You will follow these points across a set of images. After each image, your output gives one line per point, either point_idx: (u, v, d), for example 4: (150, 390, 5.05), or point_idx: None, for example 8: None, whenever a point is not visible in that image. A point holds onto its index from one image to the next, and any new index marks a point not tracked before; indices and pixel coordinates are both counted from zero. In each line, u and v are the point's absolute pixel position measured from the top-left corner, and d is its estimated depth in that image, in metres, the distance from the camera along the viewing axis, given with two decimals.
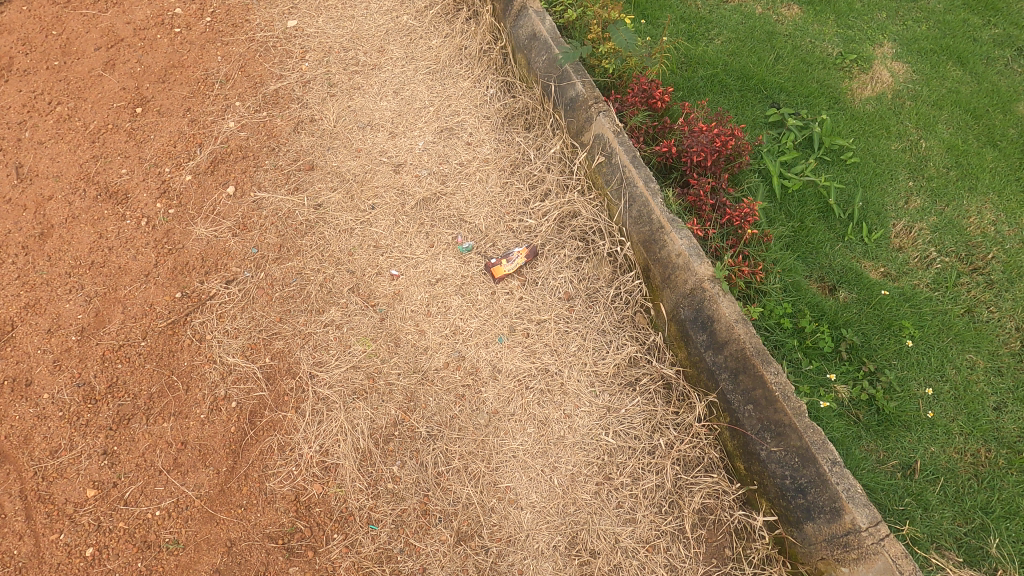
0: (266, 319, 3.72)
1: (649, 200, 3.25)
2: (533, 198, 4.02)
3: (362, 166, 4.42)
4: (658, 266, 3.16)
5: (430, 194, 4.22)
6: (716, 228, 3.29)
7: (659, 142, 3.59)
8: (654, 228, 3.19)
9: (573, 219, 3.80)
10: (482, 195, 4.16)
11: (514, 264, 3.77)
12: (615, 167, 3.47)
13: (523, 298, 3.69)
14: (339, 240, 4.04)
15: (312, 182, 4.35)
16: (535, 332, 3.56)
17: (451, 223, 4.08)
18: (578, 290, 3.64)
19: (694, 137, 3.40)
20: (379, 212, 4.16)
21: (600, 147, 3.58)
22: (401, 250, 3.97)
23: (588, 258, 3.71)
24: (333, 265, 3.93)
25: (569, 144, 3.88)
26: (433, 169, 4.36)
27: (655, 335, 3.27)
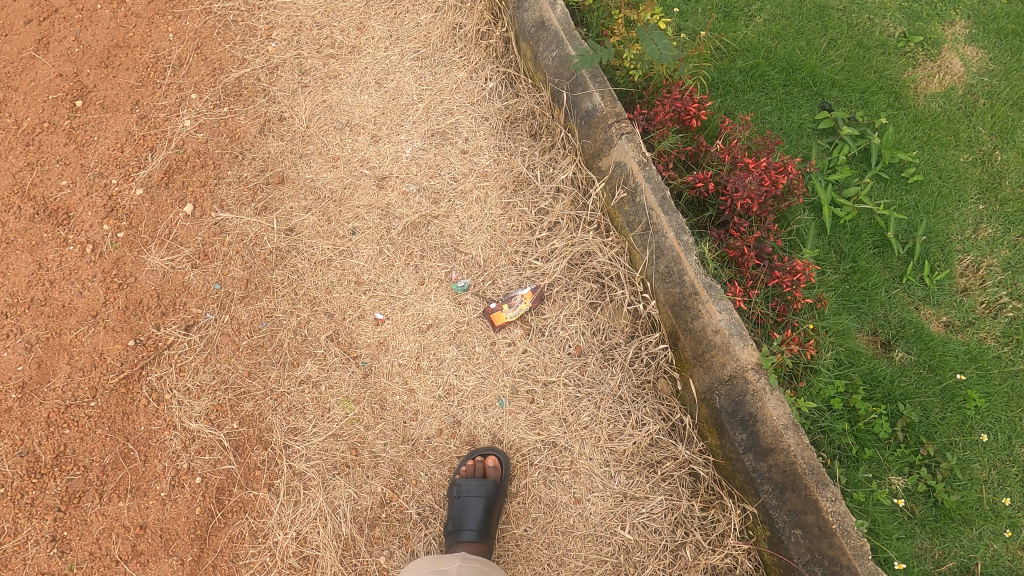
0: (233, 374, 3.24)
1: (681, 255, 2.68)
2: (540, 227, 3.44)
3: (340, 179, 3.79)
4: (689, 340, 2.64)
5: (418, 216, 3.62)
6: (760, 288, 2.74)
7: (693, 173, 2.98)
8: (687, 292, 2.64)
9: (588, 259, 3.25)
10: (480, 220, 3.56)
11: (517, 310, 3.26)
12: (639, 207, 2.86)
13: (528, 352, 3.20)
14: (315, 274, 3.50)
15: (283, 199, 3.74)
16: (541, 396, 3.09)
17: (444, 254, 3.51)
18: (592, 347, 3.13)
19: (738, 174, 2.78)
20: (360, 239, 3.58)
21: (621, 178, 2.96)
22: (386, 288, 3.44)
23: (603, 308, 3.18)
24: (309, 306, 3.41)
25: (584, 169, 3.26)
26: (423, 184, 3.73)
27: (685, 416, 2.81)
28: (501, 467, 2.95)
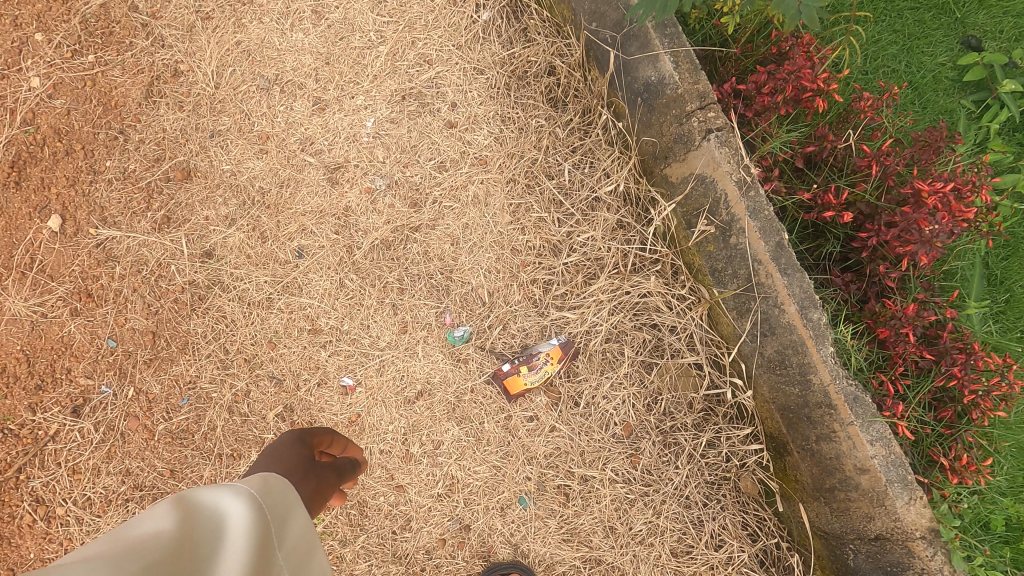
0: (148, 475, 2.37)
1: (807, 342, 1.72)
2: (569, 249, 2.39)
3: (273, 172, 2.62)
4: (812, 465, 1.79)
5: (391, 229, 2.54)
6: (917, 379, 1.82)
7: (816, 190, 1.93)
8: (814, 400, 1.73)
9: (643, 305, 2.26)
10: (480, 235, 2.49)
11: (540, 376, 2.34)
12: (736, 253, 1.85)
13: (556, 432, 2.32)
14: (250, 323, 2.48)
15: (192, 206, 2.59)
16: (578, 497, 2.27)
17: (430, 287, 2.49)
18: (648, 429, 2.25)
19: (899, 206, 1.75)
20: (310, 265, 2.53)
21: (705, 203, 1.91)
22: (354, 341, 2.46)
23: (664, 374, 2.26)
24: (246, 371, 2.44)
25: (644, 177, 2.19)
26: (395, 178, 2.59)
27: (793, 554, 2.05)
28: None
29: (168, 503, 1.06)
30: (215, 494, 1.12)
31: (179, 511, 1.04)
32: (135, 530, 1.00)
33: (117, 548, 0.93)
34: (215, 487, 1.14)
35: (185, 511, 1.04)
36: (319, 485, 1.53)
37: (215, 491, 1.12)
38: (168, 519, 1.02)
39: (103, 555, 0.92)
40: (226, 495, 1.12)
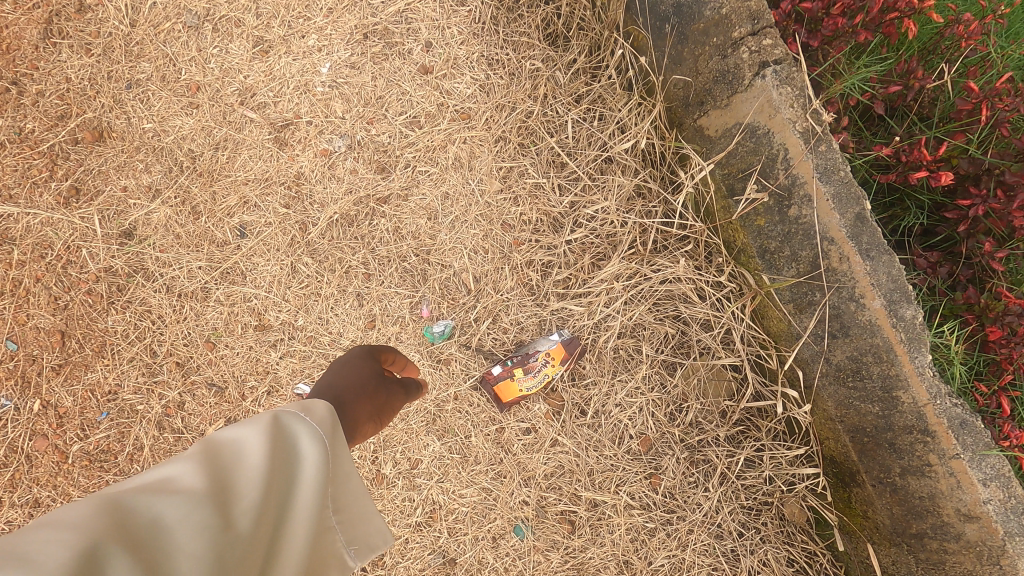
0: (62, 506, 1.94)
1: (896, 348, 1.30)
2: (573, 223, 1.92)
3: (206, 131, 2.11)
4: (893, 504, 1.39)
5: (353, 202, 2.07)
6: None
7: (899, 144, 1.48)
8: (902, 424, 1.31)
9: (665, 292, 1.81)
10: (463, 207, 2.02)
11: (538, 380, 1.90)
12: (797, 229, 1.40)
13: (559, 448, 1.91)
14: (182, 319, 2.02)
15: (106, 174, 2.09)
16: (586, 527, 1.87)
17: (403, 272, 2.03)
18: (671, 444, 1.84)
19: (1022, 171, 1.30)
20: (254, 247, 2.06)
21: (757, 163, 1.45)
22: (311, 339, 2.02)
23: (692, 378, 1.82)
24: (179, 378, 2.00)
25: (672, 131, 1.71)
26: (357, 138, 2.10)
27: None
28: None
29: (250, 427, 0.96)
30: (294, 428, 0.99)
31: (262, 442, 0.93)
32: (218, 455, 0.90)
33: (198, 477, 0.84)
34: (295, 416, 1.02)
35: (270, 442, 0.94)
36: (384, 399, 1.40)
37: (294, 422, 1.00)
38: (249, 451, 0.91)
39: (184, 485, 0.83)
40: (302, 436, 0.98)
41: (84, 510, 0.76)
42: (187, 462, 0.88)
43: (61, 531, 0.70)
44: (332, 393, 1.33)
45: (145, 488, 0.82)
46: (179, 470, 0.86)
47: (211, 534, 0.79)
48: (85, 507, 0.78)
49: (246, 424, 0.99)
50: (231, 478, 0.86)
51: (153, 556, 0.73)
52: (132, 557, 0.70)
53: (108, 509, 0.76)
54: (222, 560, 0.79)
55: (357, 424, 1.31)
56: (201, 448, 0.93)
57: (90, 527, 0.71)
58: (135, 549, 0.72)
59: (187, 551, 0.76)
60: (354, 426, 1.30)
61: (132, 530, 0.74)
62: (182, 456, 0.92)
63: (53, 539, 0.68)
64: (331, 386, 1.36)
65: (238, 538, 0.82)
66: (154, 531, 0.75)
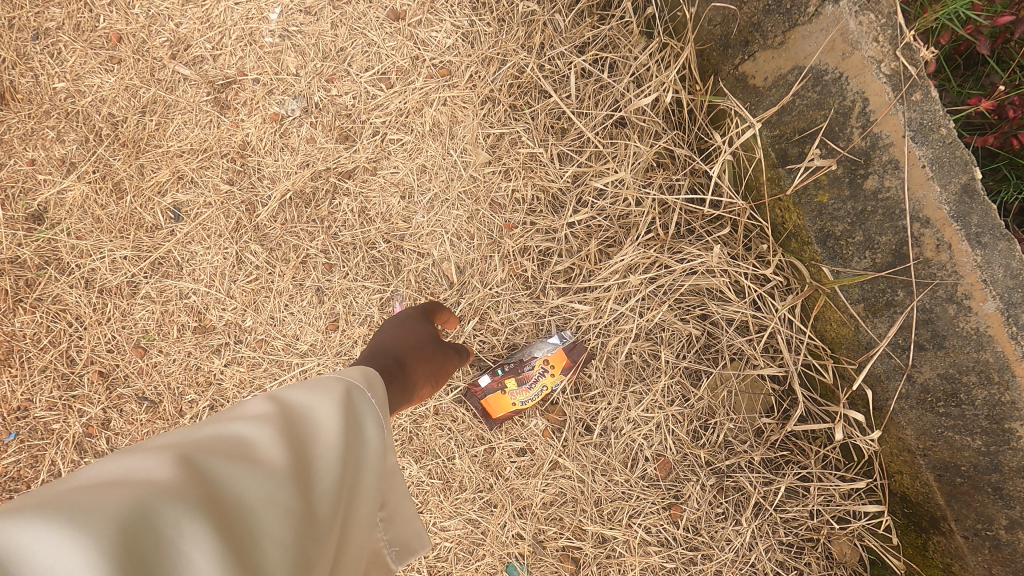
0: None
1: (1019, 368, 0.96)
2: (576, 201, 1.58)
3: (130, 91, 1.74)
4: (992, 563, 1.08)
5: (310, 177, 1.71)
6: None
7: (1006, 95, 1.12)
8: (1015, 465, 0.99)
9: (690, 285, 1.46)
10: (443, 182, 1.66)
11: (534, 393, 1.54)
12: (876, 207, 1.06)
13: (558, 472, 1.58)
14: (105, 320, 1.68)
15: (10, 144, 1.73)
16: (592, 566, 1.56)
17: (371, 261, 1.69)
18: (695, 468, 1.52)
19: None
20: (191, 233, 1.71)
21: (824, 120, 1.10)
22: (261, 343, 1.68)
23: (721, 390, 1.49)
24: (102, 392, 1.66)
25: (708, 82, 1.36)
26: (314, 99, 1.73)
27: None
28: None
29: (319, 395, 0.78)
30: (361, 405, 0.81)
31: (339, 415, 0.75)
32: (287, 419, 0.71)
33: (278, 448, 0.66)
34: (359, 390, 0.85)
35: (343, 417, 0.76)
36: (442, 361, 1.34)
37: (363, 398, 0.83)
38: (325, 424, 0.73)
39: (263, 457, 0.64)
40: (370, 416, 0.81)
41: (149, 466, 0.57)
42: (256, 420, 0.69)
43: (137, 489, 0.52)
44: (387, 353, 1.25)
45: (216, 446, 0.63)
46: (250, 432, 0.67)
47: (296, 523, 0.62)
48: (148, 460, 0.58)
49: (308, 387, 0.80)
50: (310, 452, 0.68)
51: (240, 539, 0.56)
52: (219, 540, 0.53)
53: (181, 472, 0.57)
54: (309, 554, 0.62)
55: (417, 386, 1.22)
56: (264, 410, 0.73)
57: (171, 490, 0.53)
58: (224, 527, 0.54)
59: (274, 538, 0.59)
60: (414, 388, 1.21)
61: (215, 500, 0.56)
62: (236, 413, 0.72)
63: (121, 502, 0.50)
64: (386, 346, 1.28)
65: (322, 529, 0.65)
66: (238, 509, 0.58)
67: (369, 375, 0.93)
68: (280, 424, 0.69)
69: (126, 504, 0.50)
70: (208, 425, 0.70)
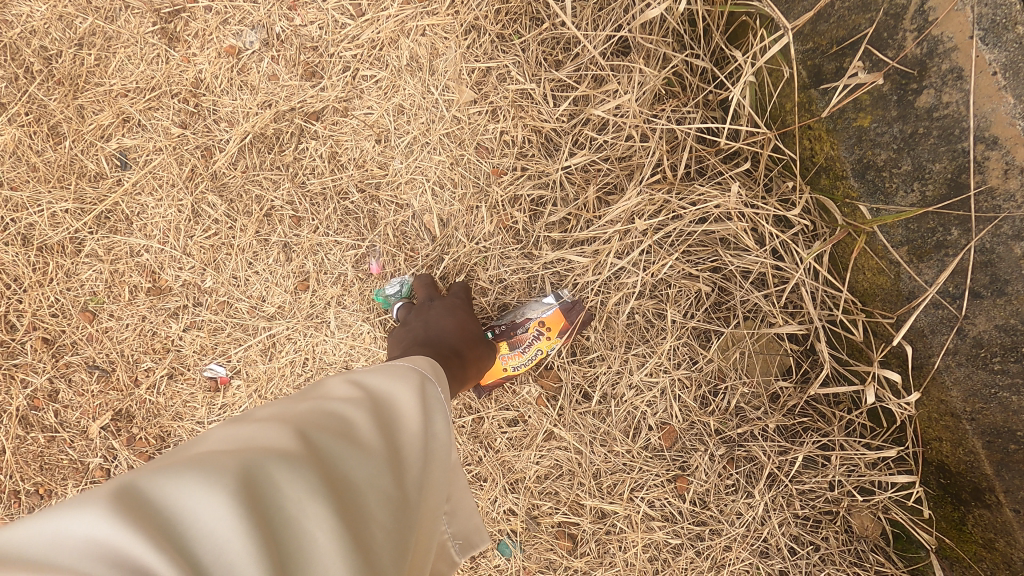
0: None
1: None
2: (573, 142, 1.39)
3: (64, 20, 1.52)
4: None
5: (273, 118, 1.51)
6: None
7: None
8: None
9: (700, 235, 1.30)
10: (423, 124, 1.48)
11: (527, 358, 1.41)
12: (929, 128, 0.89)
13: (553, 444, 1.44)
14: (47, 281, 1.50)
15: None
16: (590, 543, 1.43)
17: (344, 214, 1.51)
18: (703, 438, 1.38)
19: None
20: (140, 183, 1.52)
21: (870, 26, 0.92)
22: (223, 305, 1.51)
23: (733, 351, 1.34)
24: (48, 360, 1.50)
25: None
26: (275, 30, 1.52)
27: None
28: None
29: (400, 380, 0.78)
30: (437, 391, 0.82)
31: (419, 403, 0.75)
32: (375, 400, 0.72)
33: (372, 428, 0.66)
34: (430, 379, 0.85)
35: (422, 402, 0.76)
36: (484, 359, 1.30)
37: (434, 388, 0.82)
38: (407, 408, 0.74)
39: (361, 439, 0.64)
40: (445, 407, 0.81)
41: (263, 439, 0.58)
42: (347, 402, 0.69)
43: (262, 461, 0.53)
44: (440, 342, 1.20)
45: (317, 422, 0.64)
46: (346, 412, 0.67)
47: (393, 510, 0.62)
48: (259, 433, 0.59)
49: (387, 371, 0.81)
50: (398, 437, 0.69)
51: (353, 514, 0.56)
52: (333, 518, 0.53)
53: (295, 449, 0.57)
54: (404, 536, 0.62)
55: (467, 380, 1.21)
56: (352, 391, 0.73)
57: (289, 468, 0.53)
58: (336, 507, 0.55)
59: (380, 518, 0.59)
60: (465, 382, 1.19)
61: (327, 475, 0.57)
62: (325, 394, 0.73)
63: (247, 479, 0.50)
64: (440, 334, 1.23)
65: (412, 512, 0.65)
66: (346, 485, 0.58)
67: (433, 365, 0.93)
68: (372, 407, 0.69)
69: (251, 483, 0.50)
70: (300, 402, 0.70)
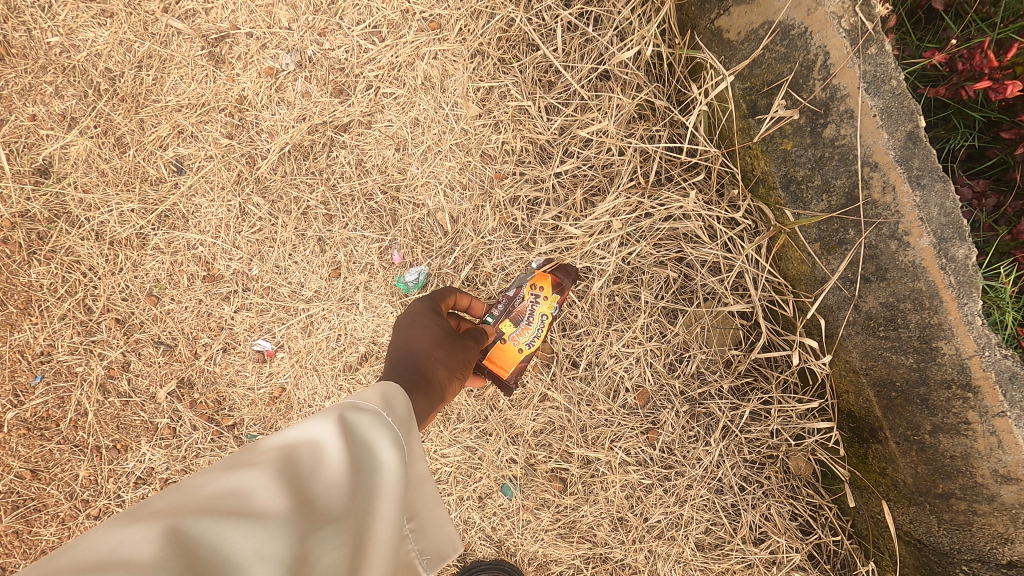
0: (2, 479, 1.76)
1: (954, 299, 1.09)
2: (563, 152, 1.67)
3: (124, 45, 1.76)
4: (918, 463, 1.26)
5: (307, 130, 1.77)
6: None
7: (972, 46, 1.23)
8: (939, 377, 1.15)
9: (668, 231, 1.59)
10: (436, 135, 1.74)
11: (535, 326, 1.52)
12: (832, 153, 1.18)
13: (546, 402, 1.74)
14: (118, 270, 1.77)
15: (10, 100, 1.77)
16: (578, 484, 1.74)
17: (369, 212, 1.78)
18: (670, 397, 1.68)
19: None
20: (194, 186, 1.78)
21: (790, 72, 1.20)
22: (268, 291, 1.79)
23: (694, 326, 1.64)
24: (120, 337, 1.77)
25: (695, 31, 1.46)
26: (308, 53, 1.77)
27: (861, 557, 1.54)
28: None
29: (322, 423, 0.75)
30: (369, 424, 0.78)
31: (345, 446, 0.73)
32: (287, 459, 0.70)
33: (270, 495, 0.64)
34: (375, 413, 0.82)
35: (351, 445, 0.74)
36: (463, 352, 1.28)
37: (377, 421, 0.80)
38: (325, 458, 0.71)
39: (261, 508, 0.62)
40: (386, 434, 0.78)
41: (138, 538, 0.56)
42: (259, 468, 0.68)
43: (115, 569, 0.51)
44: (410, 363, 1.16)
45: (206, 505, 0.61)
46: (252, 481, 0.65)
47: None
48: (139, 530, 0.57)
49: (321, 413, 0.79)
50: (313, 492, 0.67)
51: None
52: None
53: (169, 543, 0.55)
54: None
55: (444, 386, 1.17)
56: (273, 452, 0.71)
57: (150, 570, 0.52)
58: None
59: None
60: (443, 388, 1.16)
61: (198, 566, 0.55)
62: (247, 458, 0.72)
63: None
64: (408, 353, 1.20)
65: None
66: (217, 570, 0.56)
67: (388, 392, 0.91)
68: (282, 469, 0.67)
69: None
70: (215, 474, 0.69)
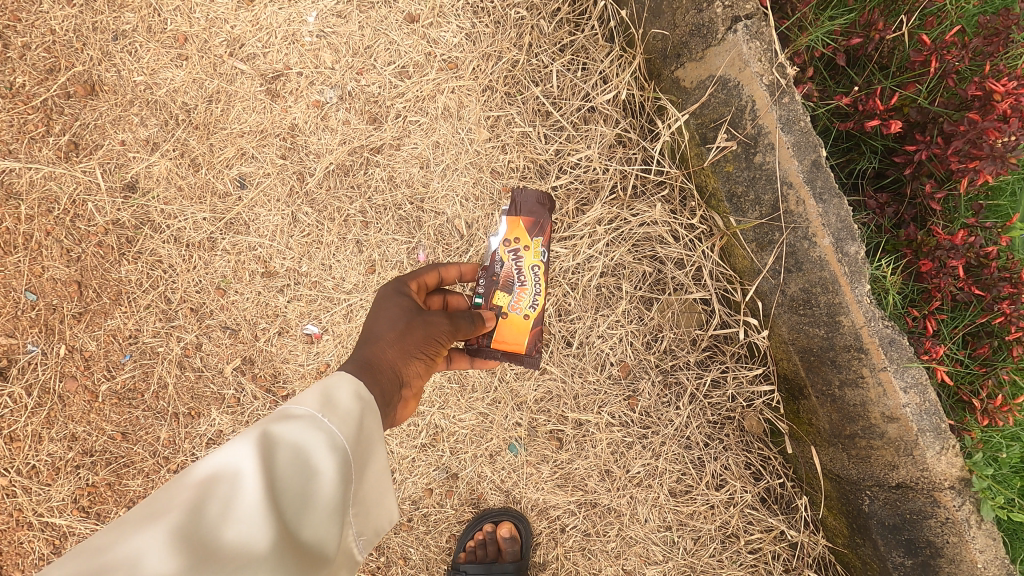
0: (97, 440, 2.13)
1: (846, 284, 1.46)
2: (558, 170, 2.04)
3: (198, 83, 2.15)
4: (832, 411, 1.63)
5: (348, 152, 2.15)
6: (962, 326, 1.55)
7: (866, 94, 1.62)
8: (842, 343, 1.52)
9: (643, 233, 1.97)
10: (454, 155, 2.12)
11: (528, 277, 1.82)
12: (761, 174, 1.56)
13: (545, 375, 2.12)
14: (193, 268, 2.15)
15: (103, 128, 2.15)
16: (572, 442, 2.11)
17: (399, 219, 2.15)
18: (647, 370, 2.05)
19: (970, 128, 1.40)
20: (255, 198, 2.16)
21: (728, 112, 1.58)
22: (315, 284, 2.16)
23: (666, 311, 2.02)
24: (194, 323, 2.15)
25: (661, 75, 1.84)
26: (348, 88, 2.14)
27: (800, 495, 1.90)
28: (520, 537, 2.13)
29: (231, 456, 0.89)
30: (277, 443, 0.93)
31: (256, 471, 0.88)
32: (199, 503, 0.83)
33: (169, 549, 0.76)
34: (285, 429, 0.97)
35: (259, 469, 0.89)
36: (424, 329, 1.42)
37: (293, 435, 0.96)
38: (235, 489, 0.86)
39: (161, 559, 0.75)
40: (303, 446, 0.95)
41: None
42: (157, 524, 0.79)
43: None
44: (369, 348, 1.32)
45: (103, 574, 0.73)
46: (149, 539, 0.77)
47: None
48: None
49: (229, 445, 0.92)
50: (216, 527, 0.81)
51: None
52: None
53: None
54: None
55: (401, 363, 1.32)
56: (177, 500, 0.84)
57: None
58: None
59: None
60: (401, 365, 1.31)
61: None
62: (153, 510, 0.83)
63: None
64: (370, 339, 1.36)
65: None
66: None
67: (317, 393, 1.06)
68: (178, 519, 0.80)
69: None
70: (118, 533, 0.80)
